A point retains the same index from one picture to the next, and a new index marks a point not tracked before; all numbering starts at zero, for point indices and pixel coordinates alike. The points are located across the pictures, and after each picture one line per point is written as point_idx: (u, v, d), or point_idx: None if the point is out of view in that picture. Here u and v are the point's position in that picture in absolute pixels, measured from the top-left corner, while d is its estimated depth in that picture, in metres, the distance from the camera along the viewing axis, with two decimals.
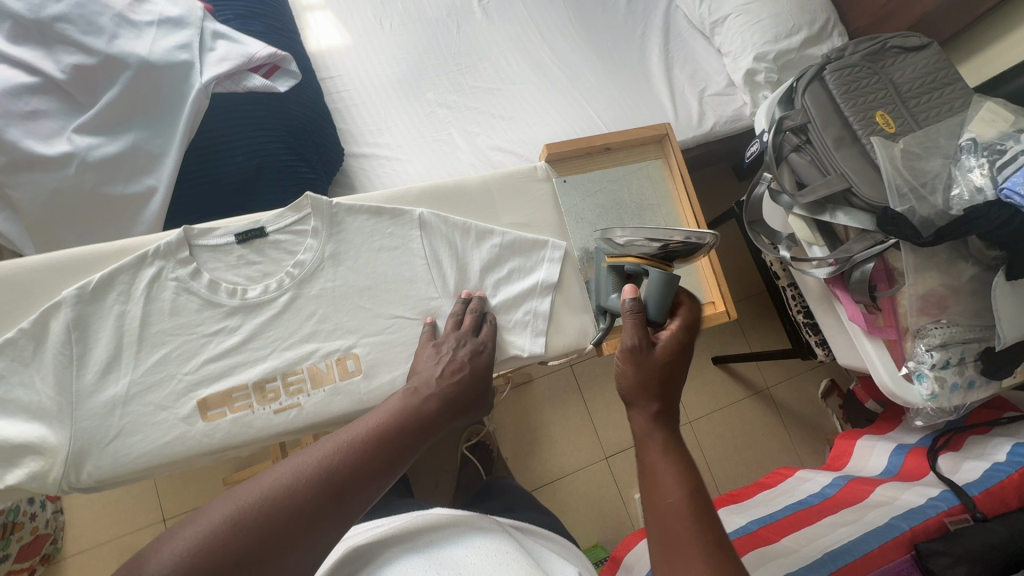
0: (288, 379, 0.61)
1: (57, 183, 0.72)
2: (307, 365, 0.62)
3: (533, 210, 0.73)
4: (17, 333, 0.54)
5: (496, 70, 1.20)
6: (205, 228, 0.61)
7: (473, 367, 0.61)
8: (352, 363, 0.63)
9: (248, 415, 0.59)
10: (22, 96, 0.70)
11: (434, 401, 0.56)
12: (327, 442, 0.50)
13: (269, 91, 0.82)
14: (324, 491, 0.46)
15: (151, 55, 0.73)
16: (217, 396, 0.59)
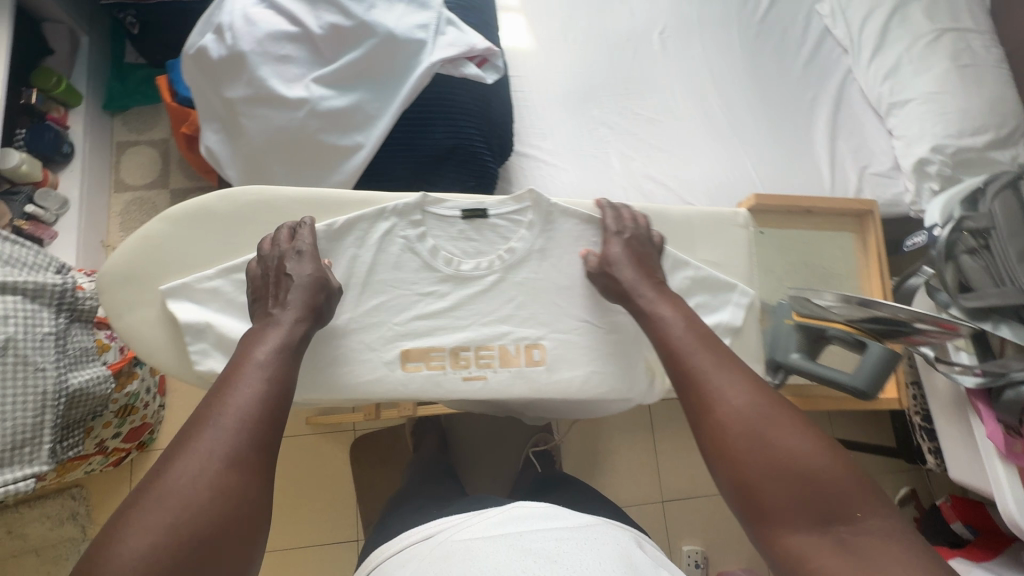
0: (480, 353, 0.69)
1: (286, 122, 0.81)
2: (499, 344, 0.69)
3: (727, 252, 0.76)
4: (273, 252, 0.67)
5: (662, 102, 1.22)
6: (439, 199, 0.72)
7: (315, 293, 0.63)
8: (537, 353, 0.69)
9: (440, 375, 0.68)
10: (281, 42, 0.80)
11: (288, 323, 0.61)
12: (234, 394, 0.54)
13: (479, 80, 0.87)
14: (260, 424, 0.53)
15: (396, 29, 0.80)
16: (417, 351, 0.68)
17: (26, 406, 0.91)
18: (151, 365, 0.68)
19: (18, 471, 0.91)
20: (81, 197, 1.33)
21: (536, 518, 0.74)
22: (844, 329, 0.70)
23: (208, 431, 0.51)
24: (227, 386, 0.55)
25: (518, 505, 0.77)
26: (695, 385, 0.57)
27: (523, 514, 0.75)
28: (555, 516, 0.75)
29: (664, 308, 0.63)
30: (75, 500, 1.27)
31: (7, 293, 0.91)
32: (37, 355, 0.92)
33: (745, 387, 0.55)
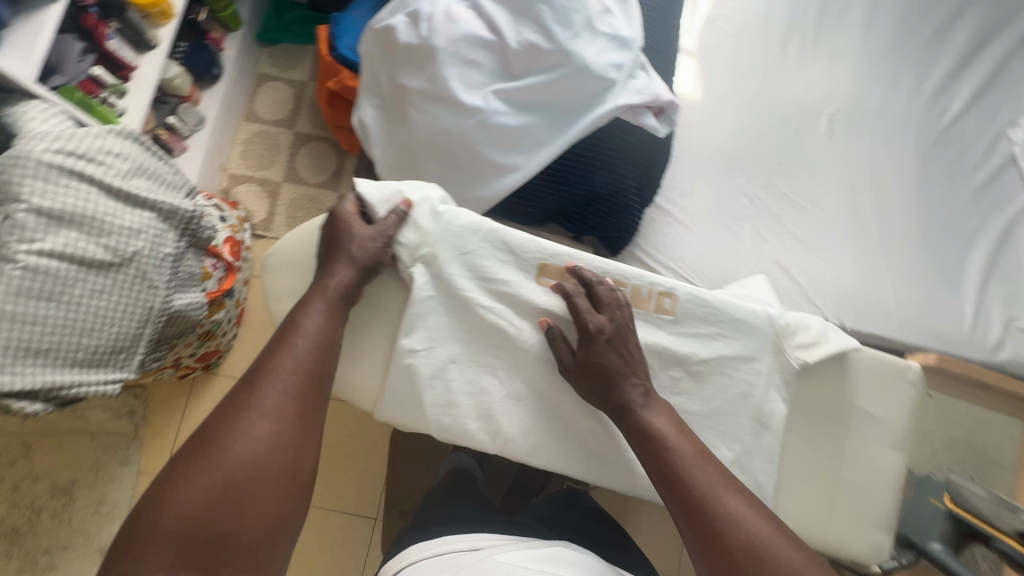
0: (614, 287, 0.70)
1: (454, 126, 0.80)
2: (634, 284, 0.69)
3: (888, 407, 0.71)
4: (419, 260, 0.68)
5: (813, 190, 1.14)
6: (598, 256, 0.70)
7: (362, 267, 0.65)
8: (668, 302, 0.69)
9: None
10: (474, 47, 0.79)
11: (304, 356, 0.60)
12: (287, 356, 0.60)
13: (653, 132, 0.84)
14: (310, 377, 0.60)
15: (592, 64, 0.78)
16: (554, 268, 0.70)
17: (132, 316, 0.94)
18: None
19: (109, 375, 0.95)
20: (217, 120, 1.37)
21: (578, 568, 0.66)
22: (1013, 546, 0.67)
23: (258, 417, 0.56)
24: (285, 343, 0.60)
25: (561, 545, 0.69)
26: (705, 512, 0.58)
27: (567, 557, 0.67)
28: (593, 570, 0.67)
29: (657, 409, 0.64)
30: (137, 399, 1.35)
31: (144, 208, 0.95)
32: (155, 272, 0.95)
33: (758, 524, 0.57)
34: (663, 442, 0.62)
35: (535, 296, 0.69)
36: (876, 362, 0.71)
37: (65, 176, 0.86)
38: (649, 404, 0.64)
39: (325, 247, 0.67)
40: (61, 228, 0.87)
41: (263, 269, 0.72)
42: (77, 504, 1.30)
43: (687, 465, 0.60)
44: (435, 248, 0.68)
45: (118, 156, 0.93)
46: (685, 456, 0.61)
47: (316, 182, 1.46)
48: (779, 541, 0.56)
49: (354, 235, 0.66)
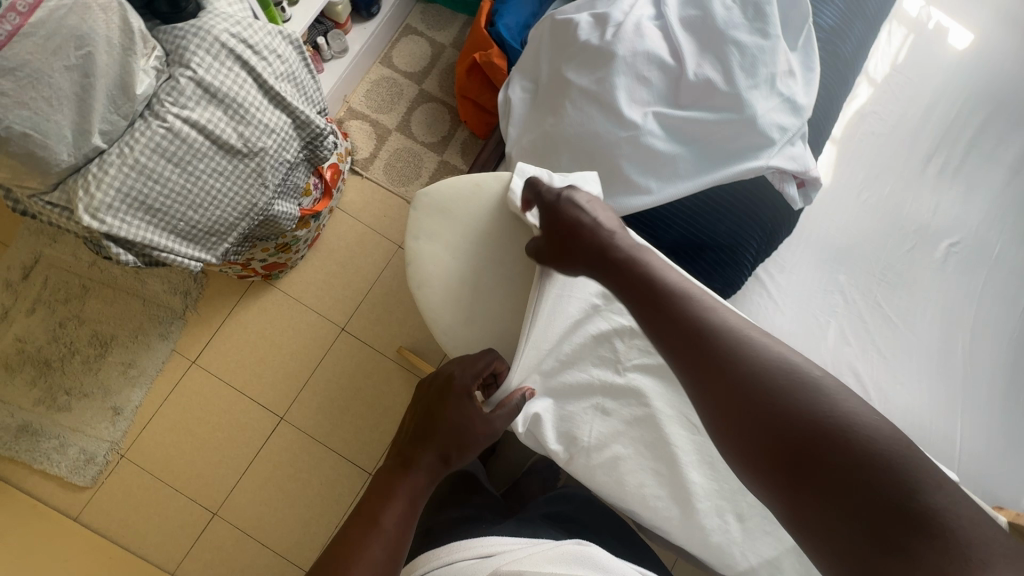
0: None
1: (605, 132, 0.81)
2: None
3: None
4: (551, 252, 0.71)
5: (910, 311, 1.11)
6: None
7: (457, 445, 0.66)
8: None
9: None
10: (650, 66, 0.80)
11: (384, 549, 0.59)
12: (364, 549, 0.59)
13: (790, 202, 0.83)
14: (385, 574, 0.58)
15: (759, 118, 0.78)
16: None
17: (237, 206, 0.98)
18: (410, 291, 0.74)
19: (197, 252, 0.98)
20: (358, 54, 1.42)
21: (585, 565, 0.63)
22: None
23: None
24: (362, 535, 0.60)
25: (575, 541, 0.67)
26: (710, 354, 0.58)
27: (574, 553, 0.65)
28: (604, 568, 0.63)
29: (652, 255, 0.65)
30: (196, 283, 1.39)
31: (283, 111, 0.98)
32: (269, 171, 0.99)
33: (766, 358, 0.56)
34: (663, 289, 0.62)
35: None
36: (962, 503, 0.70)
37: (230, 59, 0.90)
38: (652, 260, 0.65)
39: (433, 407, 0.67)
40: (209, 105, 0.90)
41: (413, 206, 0.76)
42: (110, 358, 1.34)
43: (690, 306, 0.61)
44: None
45: (278, 56, 0.97)
46: (685, 299, 0.61)
47: (424, 141, 1.50)
48: (817, 367, 0.56)
49: (455, 414, 0.66)
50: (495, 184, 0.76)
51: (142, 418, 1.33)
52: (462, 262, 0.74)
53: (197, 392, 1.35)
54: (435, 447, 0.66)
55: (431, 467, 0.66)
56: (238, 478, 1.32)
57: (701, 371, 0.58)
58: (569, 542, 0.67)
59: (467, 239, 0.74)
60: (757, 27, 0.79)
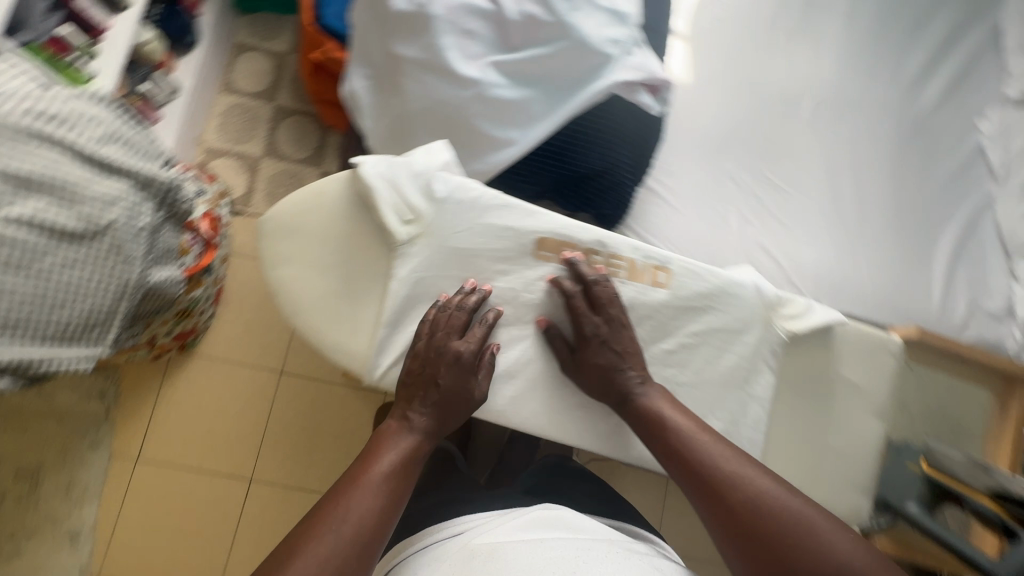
0: (609, 260, 0.73)
1: (451, 98, 0.79)
2: (629, 258, 0.73)
3: (870, 376, 0.77)
4: (417, 241, 0.69)
5: (796, 176, 1.17)
6: (594, 234, 0.73)
7: (451, 408, 0.66)
8: (661, 275, 0.73)
9: (566, 269, 0.72)
10: (472, 17, 0.78)
11: (358, 518, 0.58)
12: (338, 517, 0.57)
13: (648, 110, 0.85)
14: (357, 543, 0.56)
15: (590, 37, 0.77)
16: (553, 243, 0.72)
17: (109, 289, 0.90)
18: (290, 322, 0.69)
19: (84, 350, 0.91)
20: (192, 90, 1.31)
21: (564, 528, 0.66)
22: (986, 503, 0.74)
23: None
24: (336, 502, 0.58)
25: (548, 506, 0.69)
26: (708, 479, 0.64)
27: (550, 518, 0.67)
28: (579, 527, 0.67)
29: (664, 403, 0.69)
30: (110, 381, 1.30)
31: (121, 177, 0.89)
32: (131, 244, 0.90)
33: (759, 486, 0.63)
34: (664, 424, 0.68)
35: (535, 271, 0.72)
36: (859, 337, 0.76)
37: (37, 142, 0.83)
38: (655, 399, 0.69)
39: (416, 378, 0.67)
40: (29, 194, 0.82)
41: (258, 236, 0.70)
42: (47, 487, 1.25)
43: (680, 438, 0.67)
44: (430, 230, 0.69)
45: (91, 121, 0.88)
46: (683, 437, 0.67)
47: (297, 158, 1.42)
48: (794, 499, 0.61)
49: (447, 374, 0.66)
50: (335, 185, 0.71)
51: (105, 534, 1.25)
52: (331, 273, 0.69)
53: (152, 488, 1.28)
54: (421, 404, 0.66)
55: (406, 438, 0.65)
56: (226, 555, 1.27)
57: (694, 491, 0.65)
58: (538, 507, 0.69)
59: (328, 248, 0.70)
60: None
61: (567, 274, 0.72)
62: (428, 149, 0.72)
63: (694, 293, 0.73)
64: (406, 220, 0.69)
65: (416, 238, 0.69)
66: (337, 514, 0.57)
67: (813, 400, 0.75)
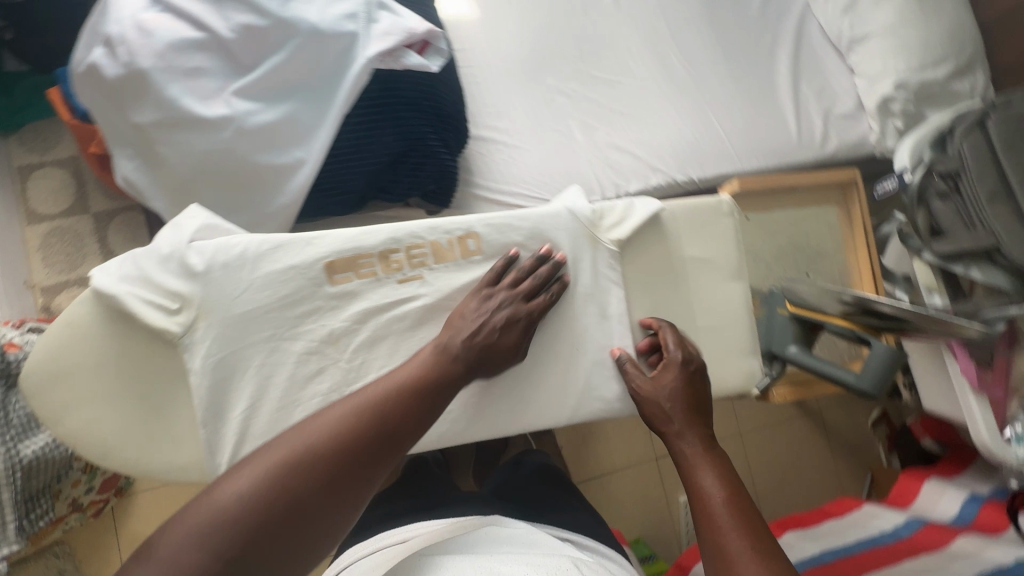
0: (411, 252, 0.57)
1: (213, 146, 0.71)
2: (431, 239, 0.57)
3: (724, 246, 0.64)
4: (188, 326, 0.51)
5: (621, 63, 1.14)
6: (369, 230, 0.56)
7: (495, 345, 0.54)
8: (472, 243, 0.58)
9: (371, 285, 0.55)
10: (187, 52, 0.68)
11: (338, 444, 0.44)
12: (323, 423, 0.45)
13: (425, 69, 0.79)
14: (321, 471, 0.43)
15: (320, 23, 0.70)
16: (343, 261, 0.55)
17: None
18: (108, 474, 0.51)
19: None
20: None
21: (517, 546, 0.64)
22: (845, 326, 0.64)
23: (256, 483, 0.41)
24: (331, 413, 0.46)
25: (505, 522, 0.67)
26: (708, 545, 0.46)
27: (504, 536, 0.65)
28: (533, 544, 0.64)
29: (704, 462, 0.51)
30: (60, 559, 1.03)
31: None
32: None
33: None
34: (693, 474, 0.51)
35: (345, 301, 0.55)
36: (690, 210, 0.63)
37: None
38: (690, 458, 0.52)
39: (475, 296, 0.55)
40: None
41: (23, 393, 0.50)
42: None
43: (703, 496, 0.49)
44: (207, 310, 0.51)
45: None
46: (700, 490, 0.50)
47: None
48: None
49: (496, 312, 0.54)
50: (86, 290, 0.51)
51: None
52: (126, 403, 0.50)
53: None
54: (476, 336, 0.53)
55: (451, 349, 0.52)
56: None
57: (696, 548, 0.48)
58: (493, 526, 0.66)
59: (107, 372, 0.50)
60: None
61: (375, 290, 0.56)
62: (179, 221, 0.55)
63: (528, 243, 0.59)
64: (173, 311, 0.51)
65: (194, 326, 0.51)
66: (324, 418, 0.46)
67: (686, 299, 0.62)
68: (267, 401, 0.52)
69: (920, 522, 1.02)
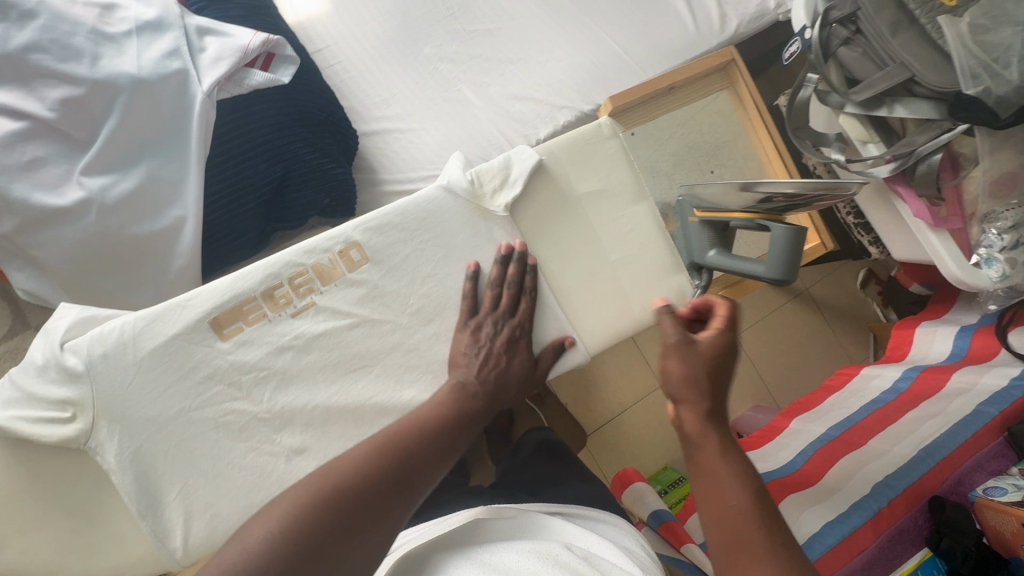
0: (295, 280, 0.56)
1: (81, 233, 0.67)
2: (311, 263, 0.56)
3: (609, 172, 0.65)
4: (89, 427, 0.49)
5: (496, 12, 1.05)
6: (243, 272, 0.54)
7: (507, 373, 0.57)
8: (356, 253, 0.57)
9: (265, 327, 0.54)
10: (15, 146, 0.63)
11: (383, 463, 0.45)
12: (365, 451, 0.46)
13: (274, 84, 0.74)
14: (365, 492, 0.42)
15: (141, 72, 0.66)
16: (227, 313, 0.53)
17: None
18: None
19: None
20: None
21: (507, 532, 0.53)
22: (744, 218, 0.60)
23: (301, 508, 0.40)
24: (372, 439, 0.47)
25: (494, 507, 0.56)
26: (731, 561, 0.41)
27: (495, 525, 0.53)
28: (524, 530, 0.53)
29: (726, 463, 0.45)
30: None
31: None
32: None
33: None
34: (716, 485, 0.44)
35: (245, 349, 0.53)
36: (567, 146, 0.64)
37: None
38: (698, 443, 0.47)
39: (470, 330, 0.57)
40: None
41: None
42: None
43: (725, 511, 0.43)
44: (101, 404, 0.49)
45: None
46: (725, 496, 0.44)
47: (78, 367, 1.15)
48: None
49: (495, 343, 0.57)
50: None
51: None
52: (50, 524, 0.50)
53: None
54: (488, 368, 0.56)
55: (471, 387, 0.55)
56: None
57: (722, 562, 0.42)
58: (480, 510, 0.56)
59: (18, 501, 0.50)
60: (21, 12, 0.62)
61: (270, 330, 0.54)
62: (50, 326, 0.52)
63: (410, 235, 0.58)
64: (67, 419, 0.49)
65: (95, 428, 0.49)
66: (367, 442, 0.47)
67: (578, 238, 0.64)
68: (199, 477, 0.51)
69: (918, 370, 1.00)
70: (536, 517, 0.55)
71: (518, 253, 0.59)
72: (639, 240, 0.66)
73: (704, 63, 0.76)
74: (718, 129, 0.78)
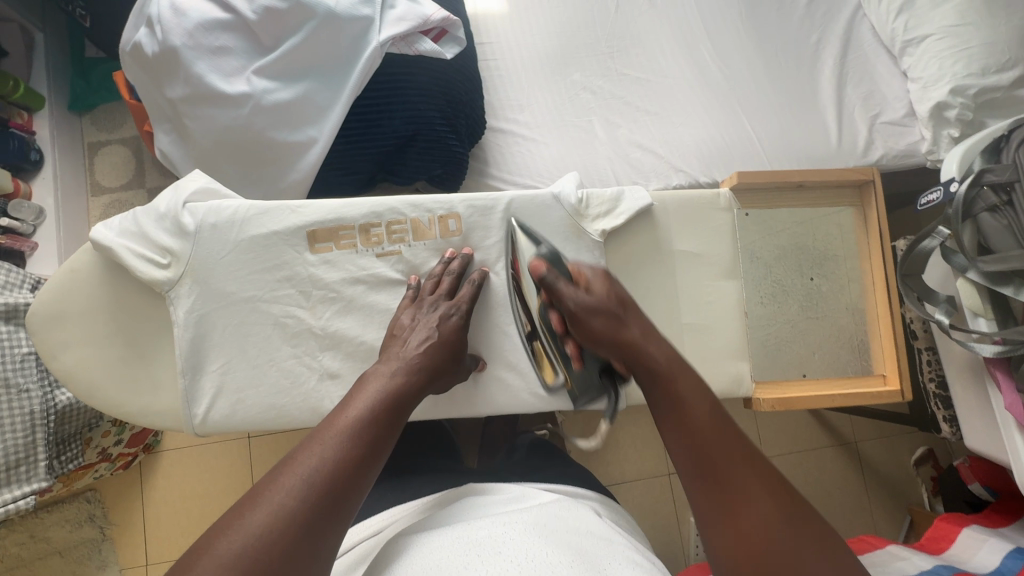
0: (392, 227, 0.60)
1: (230, 121, 0.74)
2: (412, 216, 0.60)
3: (709, 240, 0.69)
4: (175, 279, 0.55)
5: (649, 66, 1.09)
6: (352, 201, 0.59)
7: (438, 367, 0.53)
8: (453, 223, 0.61)
9: (351, 256, 0.59)
10: (213, 32, 0.72)
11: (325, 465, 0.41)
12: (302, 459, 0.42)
13: (437, 56, 0.79)
14: (321, 502, 0.40)
15: (337, 7, 0.73)
16: (325, 231, 0.58)
17: (14, 427, 0.77)
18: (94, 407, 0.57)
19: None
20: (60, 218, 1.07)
21: (500, 503, 0.56)
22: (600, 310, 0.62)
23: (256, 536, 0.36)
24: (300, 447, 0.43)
25: (491, 490, 0.59)
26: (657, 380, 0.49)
27: (487, 499, 0.57)
28: (512, 502, 0.56)
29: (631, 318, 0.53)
30: (91, 503, 1.05)
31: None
32: (20, 376, 0.78)
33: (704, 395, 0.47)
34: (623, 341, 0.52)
35: (326, 267, 0.58)
36: (682, 202, 0.67)
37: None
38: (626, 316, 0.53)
39: (384, 339, 0.55)
40: None
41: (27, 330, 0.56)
42: None
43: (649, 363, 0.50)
44: (194, 264, 0.55)
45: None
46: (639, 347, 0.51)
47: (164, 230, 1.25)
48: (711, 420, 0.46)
49: (414, 335, 0.53)
50: (89, 252, 0.56)
51: None
52: (110, 348, 0.56)
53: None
54: (417, 346, 0.52)
55: (378, 386, 0.48)
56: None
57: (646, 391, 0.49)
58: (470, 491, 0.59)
59: (99, 319, 0.56)
60: None
61: (354, 260, 0.59)
62: (180, 183, 0.58)
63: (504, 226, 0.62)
64: (163, 265, 0.55)
65: (181, 281, 0.55)
66: (304, 452, 0.42)
67: (655, 288, 0.67)
68: (245, 359, 0.56)
69: (951, 571, 0.90)
70: (529, 491, 0.59)
71: (463, 258, 0.60)
72: (711, 314, 0.69)
73: (841, 175, 0.74)
74: (832, 241, 0.76)
